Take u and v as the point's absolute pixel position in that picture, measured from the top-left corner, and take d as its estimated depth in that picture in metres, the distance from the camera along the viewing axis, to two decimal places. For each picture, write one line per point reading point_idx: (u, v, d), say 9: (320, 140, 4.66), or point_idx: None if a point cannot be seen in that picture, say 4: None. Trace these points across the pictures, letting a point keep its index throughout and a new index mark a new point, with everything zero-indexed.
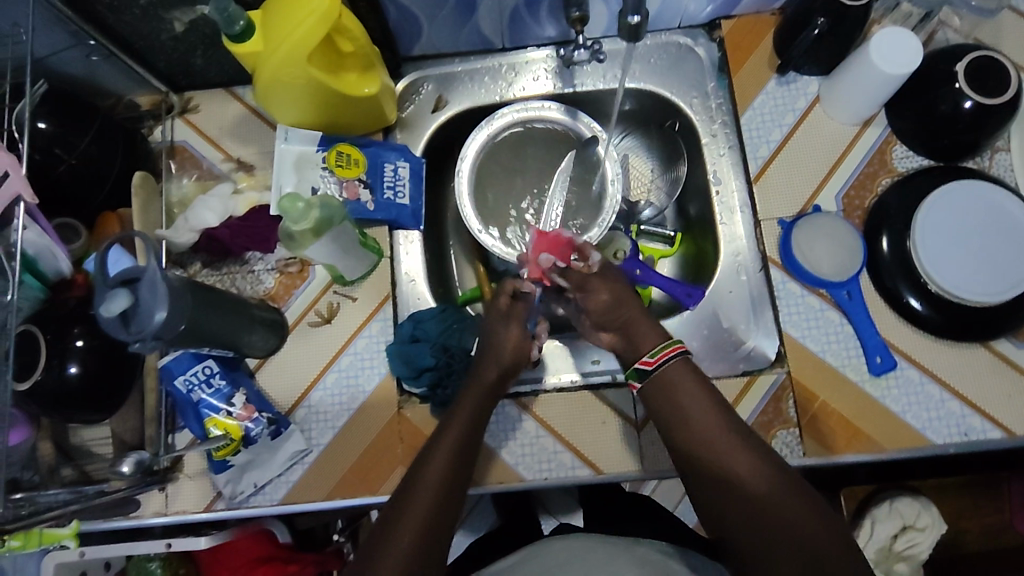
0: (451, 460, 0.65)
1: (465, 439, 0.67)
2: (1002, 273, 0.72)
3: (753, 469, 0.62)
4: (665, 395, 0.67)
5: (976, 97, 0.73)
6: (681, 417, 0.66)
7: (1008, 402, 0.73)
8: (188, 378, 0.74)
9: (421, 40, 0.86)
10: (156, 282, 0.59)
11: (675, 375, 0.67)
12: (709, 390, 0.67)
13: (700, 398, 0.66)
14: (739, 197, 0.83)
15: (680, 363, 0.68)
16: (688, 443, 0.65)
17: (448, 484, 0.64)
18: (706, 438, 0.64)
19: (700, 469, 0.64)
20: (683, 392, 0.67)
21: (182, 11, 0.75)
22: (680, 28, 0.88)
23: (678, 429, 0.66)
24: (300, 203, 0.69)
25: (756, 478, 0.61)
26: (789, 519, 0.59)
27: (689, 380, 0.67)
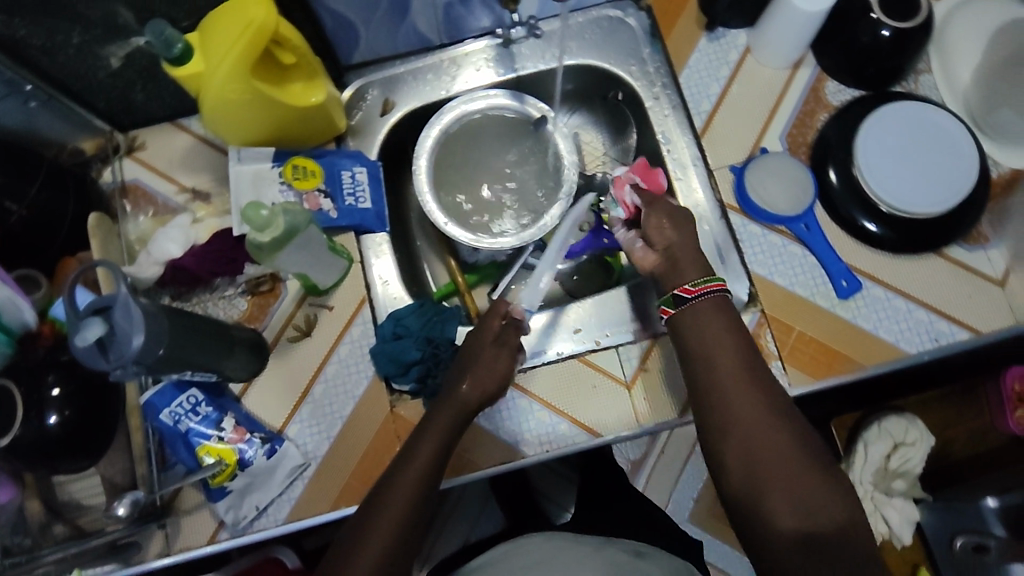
0: (437, 449, 0.67)
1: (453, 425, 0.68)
2: (946, 183, 0.76)
3: (763, 412, 0.62)
4: (693, 332, 0.68)
5: (892, 23, 0.77)
6: (703, 357, 0.67)
7: (971, 304, 0.77)
8: (174, 410, 0.73)
9: (360, 46, 0.88)
10: (128, 306, 0.58)
11: (707, 309, 0.68)
12: (735, 330, 0.68)
13: (724, 337, 0.67)
14: (691, 152, 0.85)
15: (714, 299, 0.69)
16: (703, 382, 0.66)
17: (428, 473, 0.66)
18: (721, 377, 0.65)
19: (710, 411, 0.64)
20: (710, 329, 0.67)
21: (118, 46, 0.75)
22: (608, 2, 0.91)
23: (698, 367, 0.67)
24: (264, 211, 0.69)
25: (765, 423, 0.62)
26: (789, 469, 0.59)
27: (717, 317, 0.68)
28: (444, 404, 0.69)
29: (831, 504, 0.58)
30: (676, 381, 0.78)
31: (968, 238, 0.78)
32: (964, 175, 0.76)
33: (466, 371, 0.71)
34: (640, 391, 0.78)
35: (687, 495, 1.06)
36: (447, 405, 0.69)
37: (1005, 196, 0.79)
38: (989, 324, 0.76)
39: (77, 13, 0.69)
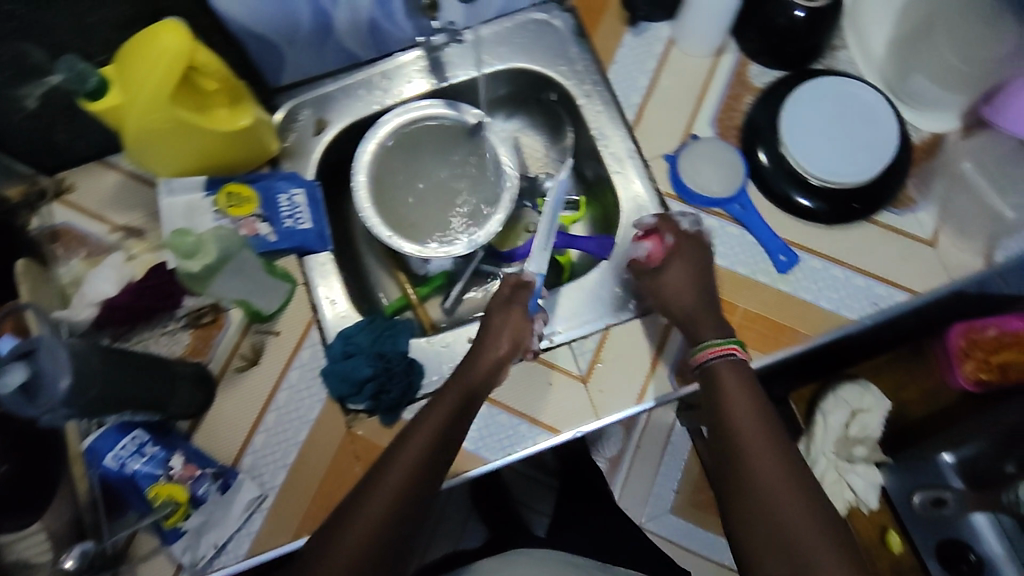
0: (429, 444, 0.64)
1: (454, 417, 0.68)
2: (868, 152, 0.79)
3: (780, 476, 0.59)
4: (709, 396, 0.68)
5: (805, 3, 0.79)
6: (720, 421, 0.65)
7: (906, 265, 0.79)
8: (117, 454, 0.71)
9: (287, 68, 0.87)
10: (53, 348, 0.56)
11: (720, 374, 0.68)
12: (756, 395, 0.66)
13: (743, 400, 0.66)
14: (627, 145, 0.86)
15: (725, 365, 0.69)
16: (721, 448, 0.64)
17: (417, 472, 0.63)
18: (740, 440, 0.63)
19: (728, 478, 0.61)
20: (728, 392, 0.67)
21: (31, 85, 0.72)
22: (533, 6, 0.92)
23: (716, 433, 0.65)
24: (190, 237, 0.71)
25: (784, 486, 0.58)
26: (802, 543, 0.55)
27: (734, 380, 0.67)
28: (451, 386, 0.70)
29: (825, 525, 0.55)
30: (632, 370, 0.78)
31: (896, 203, 0.80)
32: (885, 142, 0.79)
33: (472, 360, 0.72)
34: (597, 384, 0.78)
35: (666, 489, 1.06)
36: (452, 391, 0.69)
37: (928, 159, 0.82)
38: (925, 283, 0.78)
39: None
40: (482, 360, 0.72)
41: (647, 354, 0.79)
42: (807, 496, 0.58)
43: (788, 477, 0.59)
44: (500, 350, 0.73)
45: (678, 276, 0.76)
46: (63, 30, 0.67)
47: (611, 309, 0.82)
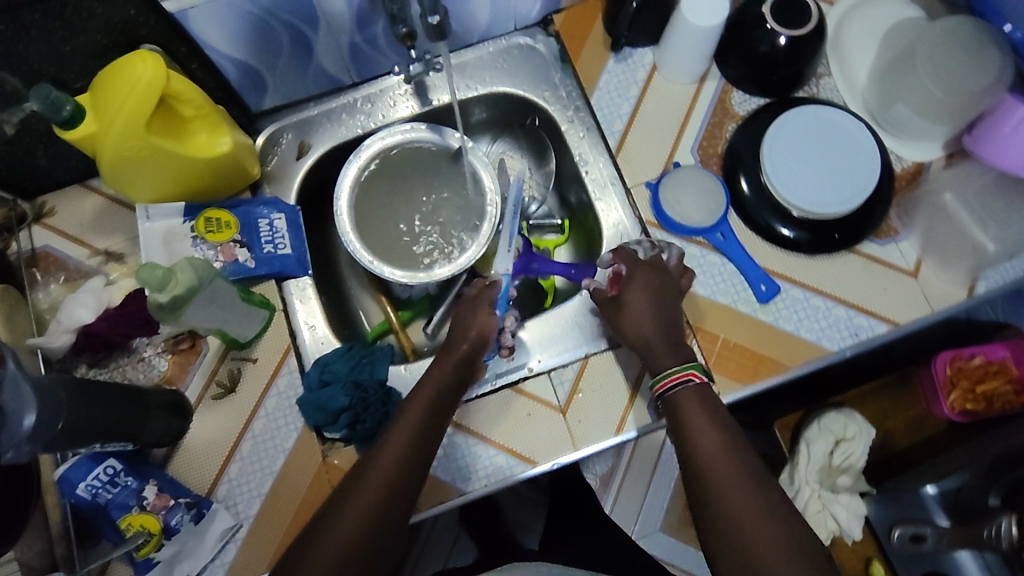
0: (401, 455, 0.64)
1: (423, 424, 0.67)
2: (849, 181, 0.78)
3: (750, 510, 0.57)
4: (673, 427, 0.65)
5: (787, 31, 0.79)
6: (686, 454, 0.63)
7: (887, 295, 0.78)
8: (89, 483, 0.70)
9: (269, 92, 0.87)
10: (19, 383, 0.56)
11: (683, 403, 0.65)
12: (720, 420, 0.64)
13: (706, 430, 0.63)
14: (609, 172, 0.87)
15: (687, 393, 0.66)
16: (690, 484, 0.62)
17: (388, 488, 0.62)
18: (706, 476, 0.60)
19: (702, 516, 0.60)
20: (692, 423, 0.64)
21: (8, 112, 0.72)
22: (517, 30, 0.92)
23: (684, 468, 0.63)
24: (159, 270, 0.68)
25: (757, 522, 0.57)
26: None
27: (696, 408, 0.64)
28: (420, 392, 0.70)
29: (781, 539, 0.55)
30: (611, 400, 0.77)
31: (879, 232, 0.80)
32: (866, 171, 0.78)
33: (435, 369, 0.73)
34: (575, 416, 0.77)
35: (655, 508, 1.06)
36: (416, 401, 0.69)
37: (910, 188, 0.82)
38: (905, 313, 0.77)
39: None
40: (447, 367, 0.73)
41: (626, 384, 0.78)
42: (780, 524, 0.57)
43: (759, 509, 0.57)
44: (462, 348, 0.74)
45: (633, 305, 0.73)
46: (40, 60, 0.66)
47: (592, 336, 0.81)
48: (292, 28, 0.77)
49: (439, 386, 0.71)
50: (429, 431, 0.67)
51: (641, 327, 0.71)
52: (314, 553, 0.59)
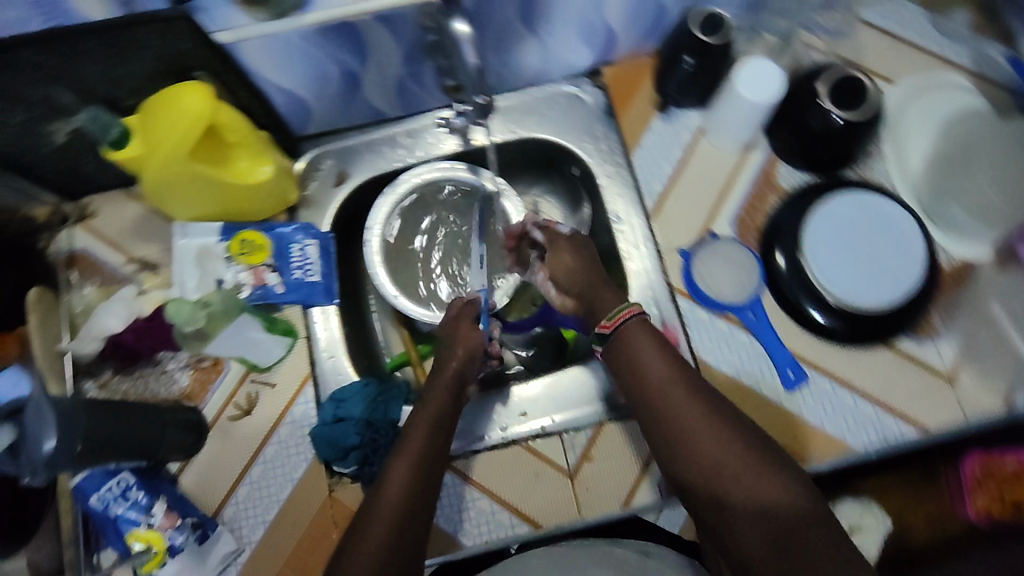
0: (408, 478, 0.65)
1: (425, 454, 0.67)
2: (888, 274, 0.77)
3: (708, 426, 0.60)
4: (622, 358, 0.66)
5: (842, 113, 0.77)
6: (639, 382, 0.65)
7: (919, 398, 0.78)
8: (103, 496, 0.72)
9: (314, 119, 0.87)
10: (42, 408, 0.57)
11: (628, 335, 0.67)
12: (665, 346, 0.66)
13: (657, 358, 0.65)
14: (641, 232, 0.85)
15: (633, 324, 0.67)
16: (647, 409, 0.64)
17: (407, 498, 0.64)
18: (666, 399, 0.62)
19: (655, 426, 0.63)
20: (638, 350, 0.66)
21: (61, 124, 0.73)
22: (565, 78, 0.91)
23: (637, 395, 0.65)
24: None
25: (720, 436, 0.59)
26: (745, 488, 0.57)
27: (644, 338, 0.66)
28: (418, 421, 0.70)
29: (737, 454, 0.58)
30: (621, 470, 0.77)
31: (918, 331, 0.79)
32: (907, 266, 0.78)
33: (431, 398, 0.73)
34: (582, 482, 0.77)
35: None
36: (418, 428, 0.70)
37: (956, 288, 0.79)
38: (934, 419, 0.77)
39: (16, 94, 0.67)
40: (440, 393, 0.74)
41: (637, 458, 0.77)
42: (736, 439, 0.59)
43: (716, 422, 0.60)
44: (452, 367, 0.76)
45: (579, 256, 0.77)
46: (95, 81, 0.67)
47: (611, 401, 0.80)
48: (342, 65, 0.77)
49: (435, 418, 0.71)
50: (434, 458, 0.68)
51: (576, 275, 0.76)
52: (348, 566, 0.59)
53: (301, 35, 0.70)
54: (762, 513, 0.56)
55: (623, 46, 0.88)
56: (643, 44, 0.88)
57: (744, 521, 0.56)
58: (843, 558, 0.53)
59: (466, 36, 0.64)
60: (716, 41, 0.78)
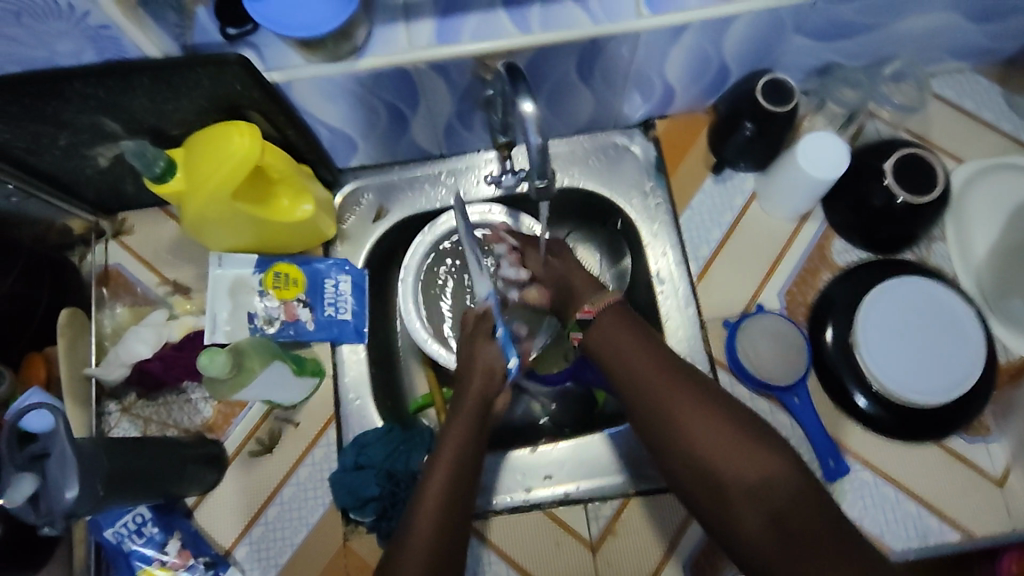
0: (442, 499, 0.65)
1: (449, 502, 0.65)
2: (947, 370, 0.73)
3: (692, 407, 0.63)
4: (603, 344, 0.69)
5: (907, 194, 0.74)
6: (620, 367, 0.67)
7: (965, 500, 0.74)
8: (118, 530, 0.71)
9: (358, 153, 0.85)
10: (65, 455, 0.55)
11: (606, 322, 0.70)
12: (643, 331, 0.69)
13: (636, 343, 0.67)
14: (683, 296, 0.82)
15: (610, 312, 0.70)
16: (630, 393, 0.66)
17: (442, 517, 0.64)
18: (647, 382, 0.65)
19: (639, 412, 0.65)
20: (616, 339, 0.68)
21: (105, 147, 0.72)
22: (616, 128, 0.89)
23: (619, 380, 0.67)
24: (221, 356, 0.61)
25: (703, 417, 0.62)
26: (732, 466, 0.59)
27: (621, 324, 0.69)
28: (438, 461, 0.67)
29: (720, 434, 0.61)
30: (644, 549, 0.75)
31: (969, 429, 0.76)
32: (968, 363, 0.73)
33: (448, 433, 0.70)
34: (605, 556, 0.75)
35: None
36: (441, 462, 0.67)
37: (1013, 387, 0.76)
38: (982, 526, 0.73)
39: (63, 120, 0.66)
40: (465, 412, 0.72)
41: (662, 539, 0.75)
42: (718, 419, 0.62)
43: (698, 402, 0.63)
44: (471, 395, 0.73)
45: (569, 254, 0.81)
46: (143, 113, 0.66)
47: (638, 472, 0.78)
48: (391, 107, 0.75)
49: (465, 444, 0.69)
50: (463, 484, 0.67)
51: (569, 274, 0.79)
52: None
53: (354, 79, 0.68)
54: (753, 487, 0.58)
55: (680, 101, 0.85)
56: (701, 101, 0.85)
57: (736, 500, 0.59)
58: (828, 525, 0.56)
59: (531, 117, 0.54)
60: (780, 108, 0.74)
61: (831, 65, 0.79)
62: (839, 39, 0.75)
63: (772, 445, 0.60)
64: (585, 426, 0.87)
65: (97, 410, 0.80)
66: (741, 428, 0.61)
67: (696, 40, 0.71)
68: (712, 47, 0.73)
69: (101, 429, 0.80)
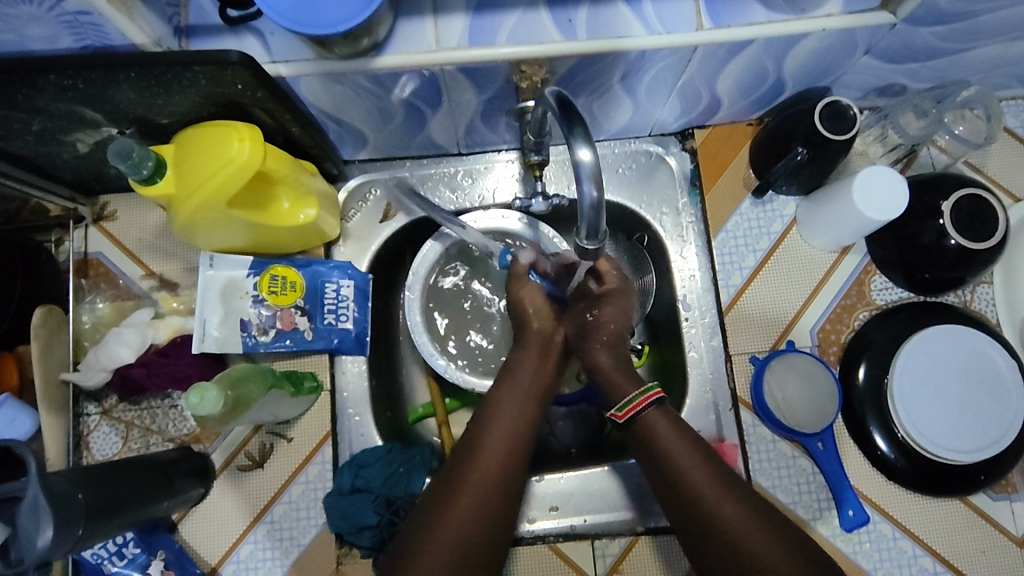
0: (453, 544, 0.59)
1: (458, 547, 0.59)
2: (983, 428, 0.70)
3: (749, 527, 0.57)
4: (647, 452, 0.64)
5: (962, 239, 0.68)
6: (670, 478, 0.62)
7: (982, 558, 0.72)
8: (97, 552, 0.68)
9: (367, 147, 0.78)
10: (38, 500, 0.51)
11: (651, 427, 0.65)
12: (691, 439, 0.64)
13: (685, 450, 0.63)
14: (708, 326, 0.78)
15: (654, 414, 0.65)
16: (679, 507, 0.61)
17: (463, 544, 0.59)
18: (699, 496, 0.60)
19: (674, 499, 0.62)
20: (657, 434, 0.64)
21: (84, 134, 0.64)
22: (650, 135, 0.82)
23: (667, 490, 0.62)
24: (211, 392, 0.57)
25: (748, 515, 0.58)
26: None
27: (669, 430, 0.64)
28: (452, 504, 0.61)
29: (760, 532, 0.57)
30: None
31: (996, 485, 0.73)
32: (1004, 424, 0.70)
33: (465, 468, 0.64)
34: None
35: None
36: (456, 505, 0.61)
37: None
38: None
39: (37, 107, 0.58)
40: (491, 441, 0.66)
41: None
42: (758, 514, 0.59)
43: (754, 520, 0.58)
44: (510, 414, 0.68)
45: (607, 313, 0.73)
46: (128, 104, 0.58)
47: (644, 509, 0.75)
48: (409, 105, 0.67)
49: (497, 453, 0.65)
50: (489, 496, 0.62)
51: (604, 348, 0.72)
52: None
53: (373, 80, 0.61)
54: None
55: (724, 113, 0.78)
56: (747, 113, 0.78)
57: None
58: None
59: (587, 168, 0.49)
60: (837, 136, 0.68)
61: (893, 85, 0.73)
62: (908, 62, 0.68)
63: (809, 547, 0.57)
64: (593, 450, 0.84)
65: (74, 412, 0.74)
66: (799, 553, 0.56)
67: (756, 57, 0.64)
68: (771, 65, 0.66)
69: (79, 432, 0.74)
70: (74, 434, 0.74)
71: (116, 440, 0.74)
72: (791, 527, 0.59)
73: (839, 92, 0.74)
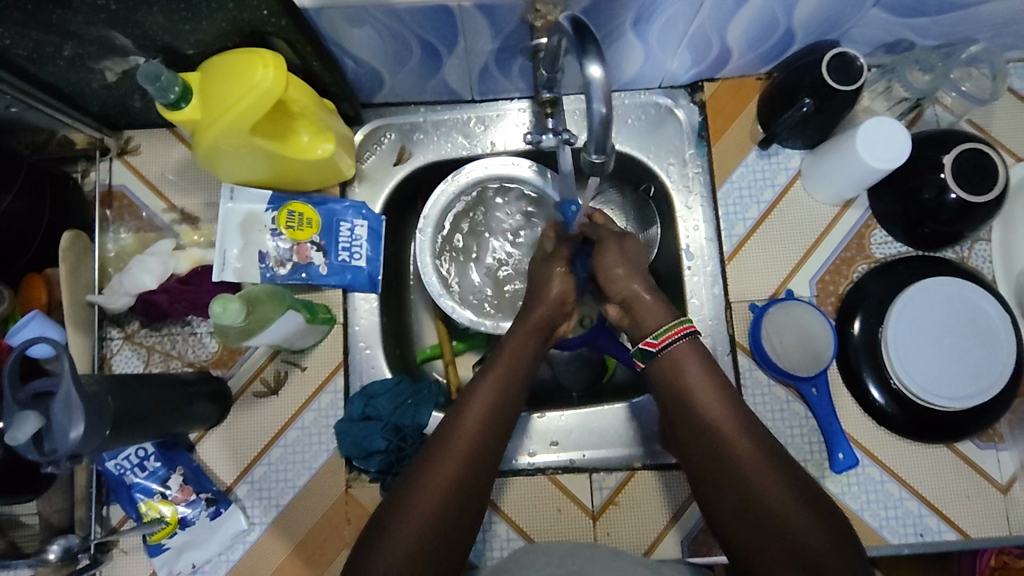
0: (460, 467, 0.62)
1: (466, 466, 0.62)
2: (973, 378, 0.72)
3: (758, 464, 0.60)
4: (670, 386, 0.66)
5: (962, 192, 0.70)
6: (687, 413, 0.64)
7: (967, 503, 0.75)
8: (120, 463, 0.72)
9: (383, 91, 0.80)
10: (70, 398, 0.54)
11: (679, 360, 0.66)
12: (716, 377, 0.65)
13: (706, 388, 0.64)
14: (710, 275, 0.81)
15: (686, 348, 0.66)
16: (694, 440, 0.63)
17: (473, 462, 0.62)
18: (713, 431, 0.62)
19: (690, 433, 0.64)
20: (681, 372, 0.65)
21: (113, 62, 0.66)
22: (660, 87, 0.83)
23: (683, 424, 0.64)
24: (234, 304, 0.62)
25: (754, 454, 0.60)
26: (791, 532, 0.57)
27: (693, 365, 0.65)
28: (464, 429, 0.64)
29: (765, 473, 0.59)
30: (646, 522, 0.75)
31: (983, 435, 0.76)
32: (993, 373, 0.72)
33: (478, 394, 0.66)
34: (607, 538, 0.75)
35: None
36: (467, 429, 0.64)
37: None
38: (980, 530, 0.74)
39: (70, 30, 0.60)
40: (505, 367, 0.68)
41: (663, 515, 0.75)
42: (766, 454, 0.60)
43: (762, 459, 0.60)
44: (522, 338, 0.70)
45: (632, 245, 0.73)
46: (157, 30, 0.61)
47: (642, 447, 0.78)
48: (426, 45, 0.69)
49: (514, 377, 0.68)
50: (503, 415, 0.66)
51: (634, 276, 0.70)
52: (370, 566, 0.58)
53: (391, 15, 0.62)
54: (808, 558, 0.56)
55: (734, 65, 0.79)
56: (756, 66, 0.79)
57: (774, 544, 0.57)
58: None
59: (599, 85, 0.51)
60: (843, 87, 0.69)
61: (902, 41, 0.74)
62: (917, 16, 0.69)
63: (808, 490, 0.59)
64: (594, 393, 0.88)
65: (98, 335, 0.78)
66: (799, 492, 0.59)
67: (766, 5, 0.65)
68: (782, 14, 0.67)
69: (103, 354, 0.78)
70: (97, 355, 0.78)
71: (138, 363, 0.78)
72: (797, 470, 0.61)
73: (847, 46, 0.75)
